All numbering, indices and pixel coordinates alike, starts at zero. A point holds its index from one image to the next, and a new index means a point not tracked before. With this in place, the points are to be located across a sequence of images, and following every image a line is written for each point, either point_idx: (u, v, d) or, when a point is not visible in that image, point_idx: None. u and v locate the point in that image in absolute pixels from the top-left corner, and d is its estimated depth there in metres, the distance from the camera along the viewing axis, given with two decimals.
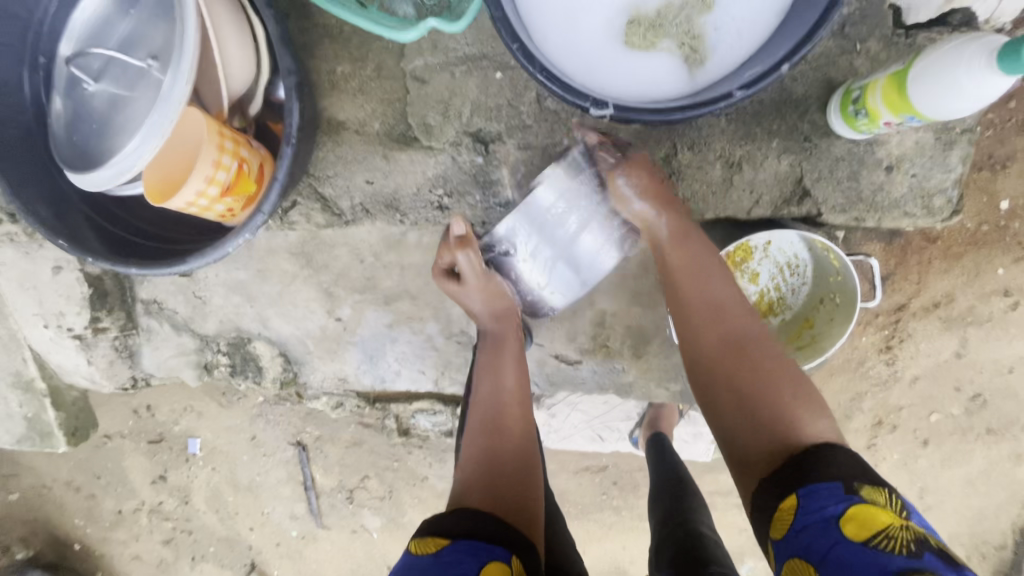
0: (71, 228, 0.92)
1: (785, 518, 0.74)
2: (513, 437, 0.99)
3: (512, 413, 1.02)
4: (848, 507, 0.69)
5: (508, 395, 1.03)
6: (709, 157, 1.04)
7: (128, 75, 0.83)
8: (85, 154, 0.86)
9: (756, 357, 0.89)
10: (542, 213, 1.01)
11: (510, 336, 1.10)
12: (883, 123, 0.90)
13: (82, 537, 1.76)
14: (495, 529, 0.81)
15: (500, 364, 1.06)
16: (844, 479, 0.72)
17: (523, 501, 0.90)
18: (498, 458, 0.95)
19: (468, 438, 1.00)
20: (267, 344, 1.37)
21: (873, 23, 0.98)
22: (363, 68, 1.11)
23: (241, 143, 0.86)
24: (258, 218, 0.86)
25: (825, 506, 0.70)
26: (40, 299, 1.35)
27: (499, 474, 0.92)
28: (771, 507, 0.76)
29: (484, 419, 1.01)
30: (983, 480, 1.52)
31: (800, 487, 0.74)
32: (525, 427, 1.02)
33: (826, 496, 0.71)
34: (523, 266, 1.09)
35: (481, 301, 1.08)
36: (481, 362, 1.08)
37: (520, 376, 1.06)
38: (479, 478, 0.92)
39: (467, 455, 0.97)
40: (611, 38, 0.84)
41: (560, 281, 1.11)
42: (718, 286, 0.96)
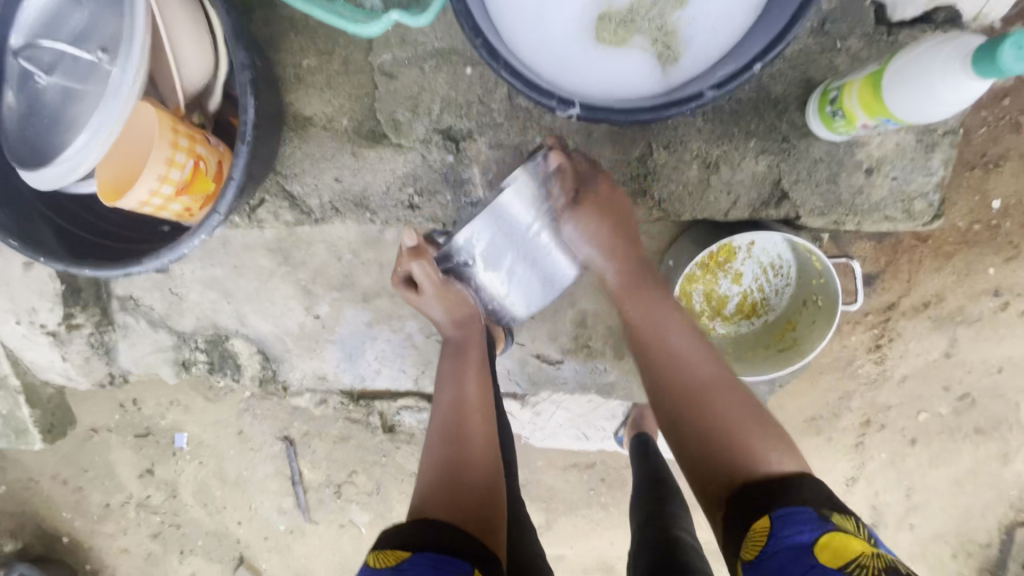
0: (25, 225, 0.89)
1: (756, 540, 0.72)
2: (475, 448, 0.96)
3: (476, 427, 0.99)
4: (823, 533, 0.69)
5: (472, 404, 1.01)
6: (685, 158, 1.02)
7: (80, 68, 0.80)
8: (37, 150, 0.83)
9: (716, 398, 0.88)
10: (504, 220, 0.96)
11: (473, 343, 1.07)
12: (860, 124, 0.87)
13: (69, 531, 1.75)
14: (457, 540, 0.80)
15: (464, 374, 1.04)
16: (817, 506, 0.72)
17: (484, 512, 0.88)
18: (460, 469, 0.93)
19: (432, 446, 0.98)
20: (245, 341, 1.35)
21: (854, 20, 0.95)
22: (330, 63, 1.08)
23: (198, 140, 0.83)
24: (214, 219, 0.84)
25: (800, 531, 0.70)
26: (11, 295, 1.31)
27: (462, 486, 0.90)
28: (741, 532, 0.75)
29: (448, 429, 0.98)
30: (971, 479, 1.51)
31: (774, 510, 0.74)
32: (488, 435, 1.00)
33: (800, 522, 0.71)
34: (484, 276, 1.05)
35: (441, 310, 1.06)
36: (445, 371, 1.06)
37: (482, 384, 1.04)
38: (443, 490, 0.89)
39: (431, 464, 0.95)
40: (581, 34, 0.80)
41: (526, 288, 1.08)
42: (674, 335, 0.95)
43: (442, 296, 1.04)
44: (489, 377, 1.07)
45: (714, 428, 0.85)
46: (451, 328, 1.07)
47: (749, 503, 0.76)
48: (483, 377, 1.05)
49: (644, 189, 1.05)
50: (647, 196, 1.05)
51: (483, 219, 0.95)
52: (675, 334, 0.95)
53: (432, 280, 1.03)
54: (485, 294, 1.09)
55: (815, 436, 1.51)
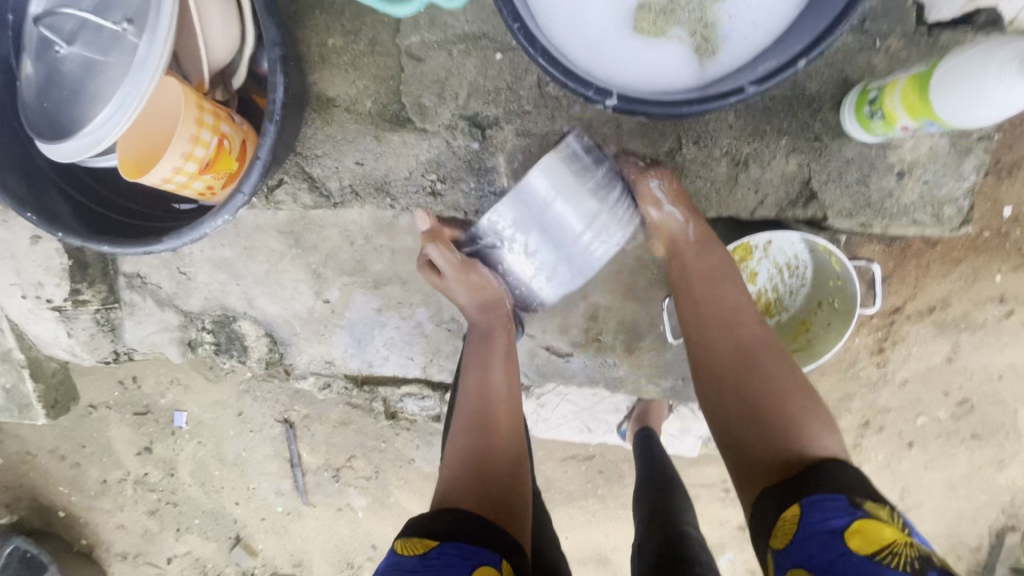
0: (43, 201, 0.87)
1: (788, 527, 0.73)
2: (500, 434, 0.96)
3: (502, 411, 0.98)
4: (853, 521, 0.69)
5: (498, 391, 1.00)
6: (715, 153, 1.01)
7: (103, 39, 0.78)
8: (56, 121, 0.81)
9: (765, 389, 0.85)
10: (530, 203, 0.90)
11: (498, 330, 1.06)
12: (899, 127, 0.86)
13: (66, 505, 1.74)
14: (481, 528, 0.80)
15: (489, 361, 1.03)
16: (849, 493, 0.71)
17: (509, 501, 0.88)
18: (485, 453, 0.93)
19: (456, 434, 0.97)
20: (253, 324, 1.34)
21: (895, 20, 0.94)
22: (356, 42, 1.06)
23: (223, 118, 0.81)
24: (238, 199, 0.82)
25: (830, 518, 0.70)
26: (17, 270, 1.30)
27: (487, 478, 0.90)
28: (773, 516, 0.75)
29: (473, 417, 0.98)
30: (964, 484, 1.52)
31: (805, 496, 0.73)
32: (514, 422, 0.99)
33: (830, 509, 0.70)
34: (512, 259, 0.99)
35: (466, 293, 1.04)
36: (471, 358, 1.04)
37: (507, 370, 1.03)
38: (468, 479, 0.89)
39: (455, 452, 0.95)
40: (620, 23, 0.79)
41: (551, 274, 1.00)
42: (741, 315, 0.93)
43: (456, 279, 1.03)
44: (515, 361, 1.05)
45: (752, 407, 0.85)
46: (479, 315, 1.06)
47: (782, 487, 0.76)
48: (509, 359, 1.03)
49: (672, 184, 1.03)
50: None
51: (512, 204, 0.90)
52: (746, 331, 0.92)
53: (449, 262, 1.02)
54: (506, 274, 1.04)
55: None
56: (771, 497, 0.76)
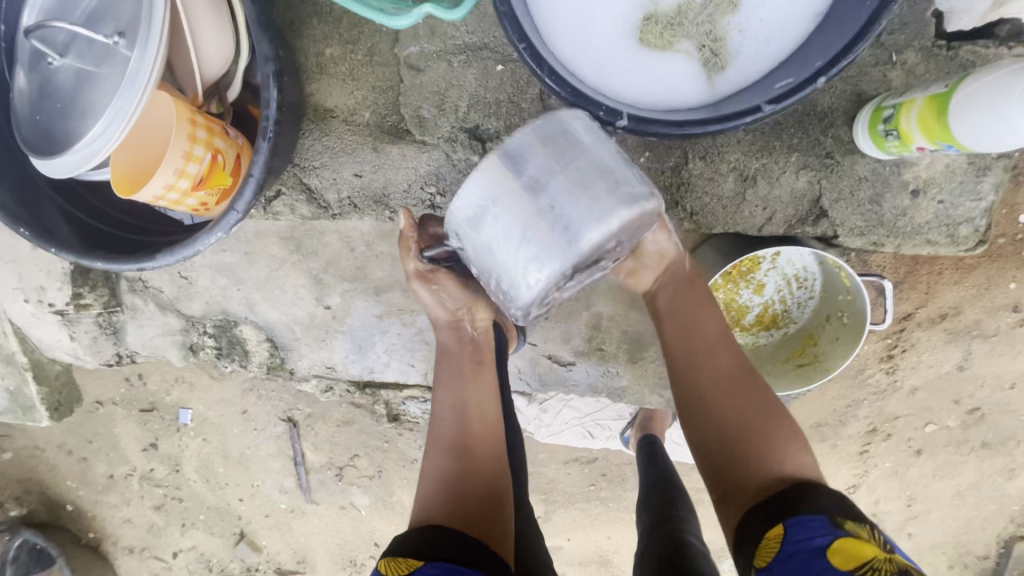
0: (40, 217, 0.86)
1: (771, 546, 0.72)
2: (476, 453, 0.95)
3: (476, 428, 0.97)
4: (834, 539, 0.68)
5: (472, 409, 0.98)
6: (722, 169, 0.98)
7: (95, 52, 0.76)
8: (49, 136, 0.79)
9: (749, 418, 0.85)
10: (492, 183, 0.69)
11: (467, 349, 1.01)
12: (914, 147, 0.83)
13: (74, 499, 1.75)
14: (466, 546, 0.80)
15: (462, 382, 0.99)
16: (830, 513, 0.71)
17: (493, 514, 0.88)
18: (464, 476, 0.92)
19: (432, 456, 0.95)
20: (254, 328, 1.33)
21: (913, 32, 0.90)
22: (355, 52, 1.03)
23: (216, 133, 0.79)
24: (232, 217, 0.80)
25: (812, 537, 0.69)
26: (20, 273, 1.30)
27: (465, 500, 0.88)
28: (755, 538, 0.74)
29: (449, 437, 0.96)
30: (972, 492, 1.49)
31: (787, 517, 0.73)
32: (491, 438, 0.97)
33: (812, 529, 0.70)
34: (489, 234, 0.70)
35: (432, 301, 1.00)
36: (442, 382, 1.00)
37: (481, 387, 1.00)
38: (447, 497, 0.89)
39: (433, 476, 0.93)
40: (627, 40, 0.77)
41: (536, 259, 0.68)
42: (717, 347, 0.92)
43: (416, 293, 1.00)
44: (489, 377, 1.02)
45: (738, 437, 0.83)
46: (448, 334, 1.02)
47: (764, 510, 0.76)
48: (481, 382, 0.99)
49: (677, 200, 1.00)
50: (680, 207, 1.01)
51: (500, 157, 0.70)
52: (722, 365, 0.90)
53: (413, 271, 0.99)
54: (483, 271, 0.74)
55: (819, 443, 1.49)
56: (757, 518, 0.76)
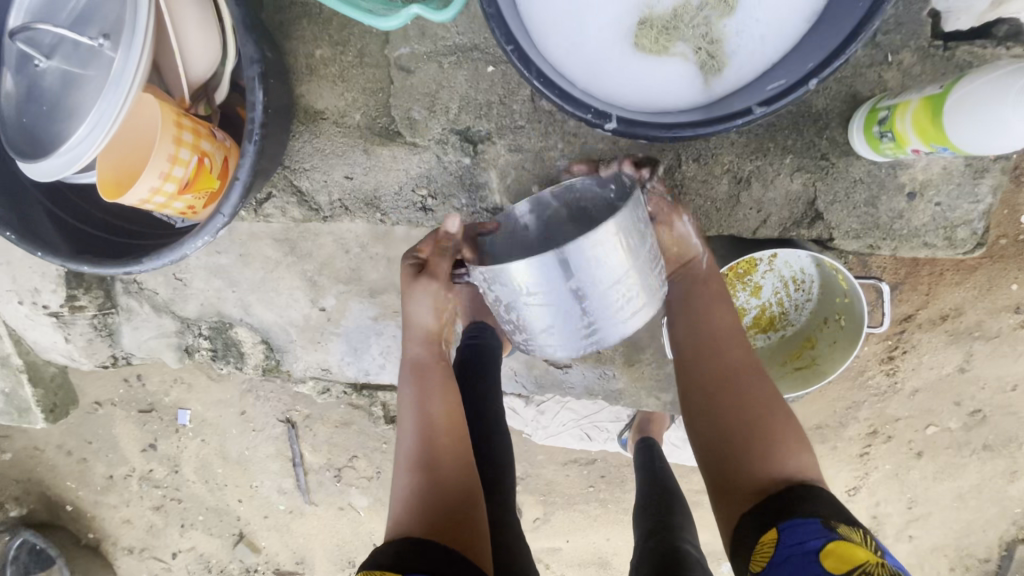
0: (28, 221, 0.86)
1: (765, 551, 0.69)
2: (445, 462, 0.92)
3: (443, 437, 0.94)
4: (828, 542, 0.65)
5: (439, 420, 0.96)
6: (716, 171, 0.97)
7: (80, 54, 0.75)
8: (35, 139, 0.79)
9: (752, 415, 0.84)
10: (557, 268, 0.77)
11: (432, 362, 1.02)
12: (910, 149, 0.81)
13: (74, 499, 1.75)
14: (430, 550, 0.79)
15: (428, 392, 0.99)
16: (824, 517, 0.69)
17: (458, 515, 0.86)
18: (431, 489, 0.89)
19: (401, 475, 0.94)
20: (249, 330, 1.32)
21: (908, 32, 0.89)
22: (345, 54, 1.02)
23: (203, 135, 0.79)
24: (218, 220, 0.80)
25: (806, 541, 0.67)
26: (14, 276, 1.29)
27: (433, 506, 0.87)
28: (751, 543, 0.73)
29: (417, 451, 0.94)
30: (974, 494, 1.48)
31: (782, 522, 0.71)
32: (461, 447, 0.95)
33: (806, 533, 0.68)
34: (530, 307, 0.82)
35: (423, 305, 1.01)
36: (410, 393, 1.00)
37: (448, 399, 0.99)
38: (415, 505, 0.88)
39: (404, 495, 0.91)
40: (618, 41, 0.76)
41: (565, 339, 0.84)
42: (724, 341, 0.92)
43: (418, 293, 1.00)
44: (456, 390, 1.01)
45: (743, 434, 0.82)
46: (422, 345, 1.03)
47: (761, 514, 0.74)
48: (445, 390, 0.99)
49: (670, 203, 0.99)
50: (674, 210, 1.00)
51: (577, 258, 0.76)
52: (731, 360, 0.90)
53: (445, 272, 0.99)
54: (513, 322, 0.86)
55: (819, 444, 1.48)
56: (753, 520, 0.75)
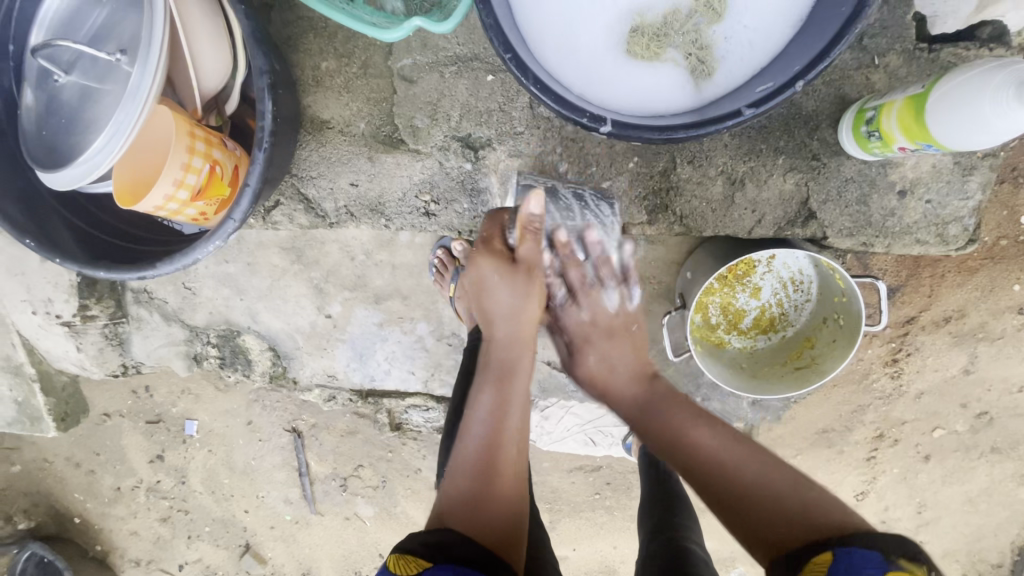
0: (44, 227, 0.88)
1: (817, 572, 0.66)
2: (508, 479, 0.87)
3: (511, 458, 0.89)
4: (886, 574, 0.60)
5: (511, 438, 0.90)
6: (710, 173, 0.99)
7: (98, 69, 0.79)
8: (55, 151, 0.82)
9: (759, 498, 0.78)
10: None
11: (521, 371, 0.95)
12: (897, 148, 0.84)
13: (82, 512, 1.77)
14: (479, 560, 0.75)
15: (508, 404, 0.91)
16: (883, 548, 0.64)
17: (511, 525, 0.83)
18: (495, 500, 0.84)
19: (463, 477, 0.86)
20: (257, 337, 1.35)
21: (894, 35, 0.92)
22: (349, 66, 1.06)
23: (214, 145, 0.82)
24: (229, 226, 0.82)
25: (861, 567, 0.63)
26: (28, 286, 1.32)
27: (485, 515, 0.82)
28: (801, 564, 0.69)
29: (481, 458, 0.87)
30: (983, 498, 1.47)
31: (839, 545, 0.67)
32: (519, 476, 0.90)
33: (863, 560, 0.63)
34: None
35: (513, 297, 0.96)
36: (487, 400, 0.92)
37: (523, 420, 0.93)
38: (469, 507, 0.82)
39: (463, 498, 0.83)
40: (611, 48, 0.79)
41: None
42: (696, 433, 0.87)
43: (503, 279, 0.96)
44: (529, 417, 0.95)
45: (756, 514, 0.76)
46: (511, 348, 0.96)
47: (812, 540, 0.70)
48: (525, 405, 0.91)
49: (665, 204, 1.02)
50: (669, 211, 1.02)
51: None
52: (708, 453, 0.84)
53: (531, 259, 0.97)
54: None
55: (825, 449, 1.47)
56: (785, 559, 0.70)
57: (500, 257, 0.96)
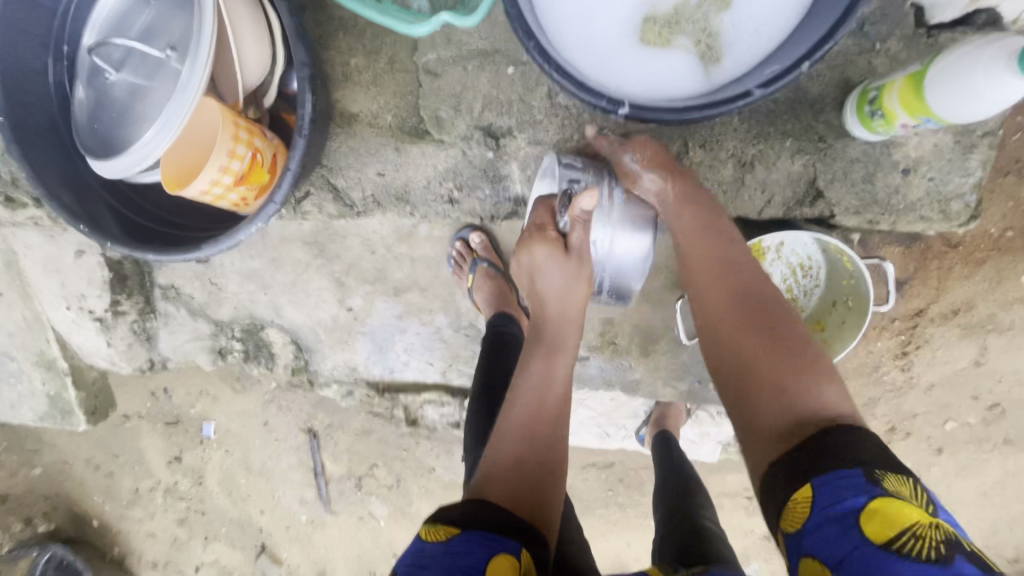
0: (91, 213, 0.96)
1: (800, 512, 0.63)
2: (547, 450, 0.91)
3: (553, 431, 0.93)
4: (871, 500, 0.58)
5: (553, 413, 0.94)
6: (721, 156, 1.04)
7: (148, 65, 0.85)
8: (105, 141, 0.88)
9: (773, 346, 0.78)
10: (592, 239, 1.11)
11: (569, 346, 1.00)
12: (900, 125, 0.88)
13: (100, 514, 1.81)
14: (510, 526, 0.79)
15: (553, 377, 0.96)
16: (865, 467, 0.61)
17: (541, 496, 0.86)
18: (535, 467, 0.88)
19: (507, 440, 0.91)
20: (280, 331, 1.40)
21: (894, 22, 0.96)
22: (377, 61, 1.12)
23: (255, 134, 0.88)
24: (270, 208, 0.89)
25: (843, 499, 0.59)
26: (63, 282, 1.37)
27: (525, 479, 0.86)
28: (782, 500, 0.65)
29: (523, 423, 0.92)
30: (997, 491, 1.49)
31: (815, 476, 0.63)
32: (560, 454, 0.93)
33: (843, 486, 0.60)
34: None
35: (563, 279, 0.98)
36: (534, 369, 0.97)
37: (567, 396, 0.97)
38: (511, 473, 0.87)
39: (504, 460, 0.88)
40: (626, 37, 0.84)
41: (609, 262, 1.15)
42: (737, 279, 0.86)
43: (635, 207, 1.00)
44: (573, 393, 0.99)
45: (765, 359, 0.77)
46: (561, 325, 1.00)
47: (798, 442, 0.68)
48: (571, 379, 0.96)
49: None
50: None
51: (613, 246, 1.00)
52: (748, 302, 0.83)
53: (580, 243, 0.98)
54: None
55: None
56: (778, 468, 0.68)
57: (549, 242, 0.97)
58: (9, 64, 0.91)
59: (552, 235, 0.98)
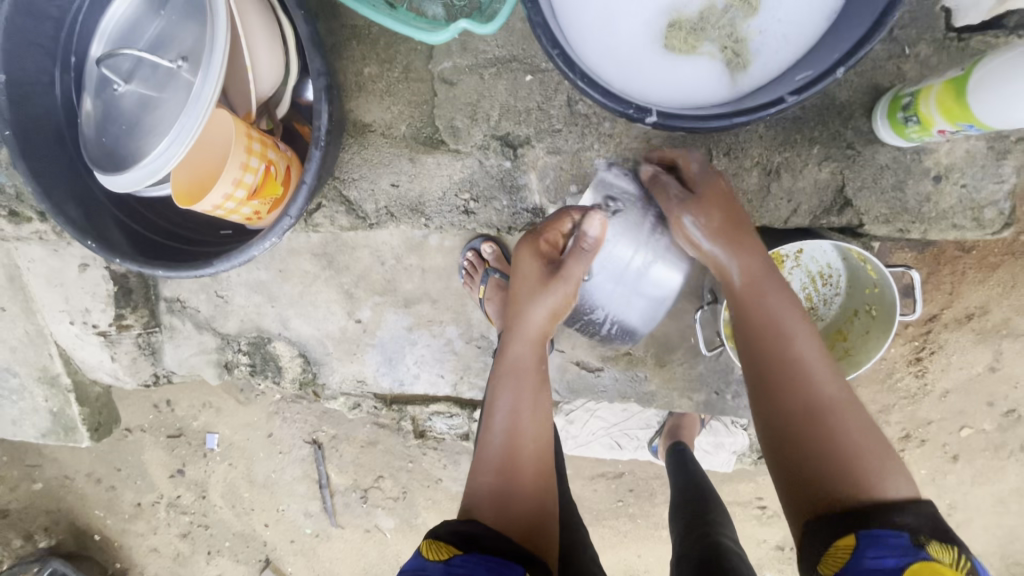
0: (99, 229, 0.94)
1: (838, 556, 0.68)
2: (524, 482, 0.89)
3: (528, 461, 0.90)
4: (913, 561, 0.65)
5: (528, 442, 0.92)
6: (746, 164, 1.02)
7: (159, 77, 0.83)
8: (114, 154, 0.86)
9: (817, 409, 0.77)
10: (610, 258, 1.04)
11: (539, 368, 0.97)
12: (935, 131, 0.85)
13: (102, 528, 1.77)
14: (507, 553, 0.79)
15: (524, 404, 0.93)
16: (912, 532, 0.67)
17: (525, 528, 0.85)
18: (512, 499, 0.87)
19: (483, 470, 0.90)
20: (287, 344, 1.36)
21: (924, 26, 0.95)
22: (392, 70, 1.10)
23: (269, 145, 0.86)
24: (285, 222, 0.88)
25: (887, 555, 0.66)
26: (67, 297, 1.34)
27: (505, 515, 0.85)
28: (822, 545, 0.71)
29: (498, 454, 0.90)
30: (1015, 499, 1.45)
31: (861, 530, 0.69)
32: (540, 485, 0.90)
33: (888, 545, 0.67)
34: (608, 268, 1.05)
35: (541, 300, 0.96)
36: (505, 394, 0.94)
37: (542, 422, 0.94)
38: (492, 505, 0.86)
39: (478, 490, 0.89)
40: (650, 44, 0.82)
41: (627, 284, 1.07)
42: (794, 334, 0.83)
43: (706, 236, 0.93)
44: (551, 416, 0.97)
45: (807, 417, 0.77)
46: (530, 346, 0.97)
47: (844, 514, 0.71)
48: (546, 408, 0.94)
49: None
50: None
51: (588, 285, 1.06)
52: (800, 341, 0.83)
53: (571, 268, 0.95)
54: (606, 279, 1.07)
55: None
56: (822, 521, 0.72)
57: (536, 255, 0.97)
58: (16, 77, 0.89)
59: (545, 250, 0.97)
